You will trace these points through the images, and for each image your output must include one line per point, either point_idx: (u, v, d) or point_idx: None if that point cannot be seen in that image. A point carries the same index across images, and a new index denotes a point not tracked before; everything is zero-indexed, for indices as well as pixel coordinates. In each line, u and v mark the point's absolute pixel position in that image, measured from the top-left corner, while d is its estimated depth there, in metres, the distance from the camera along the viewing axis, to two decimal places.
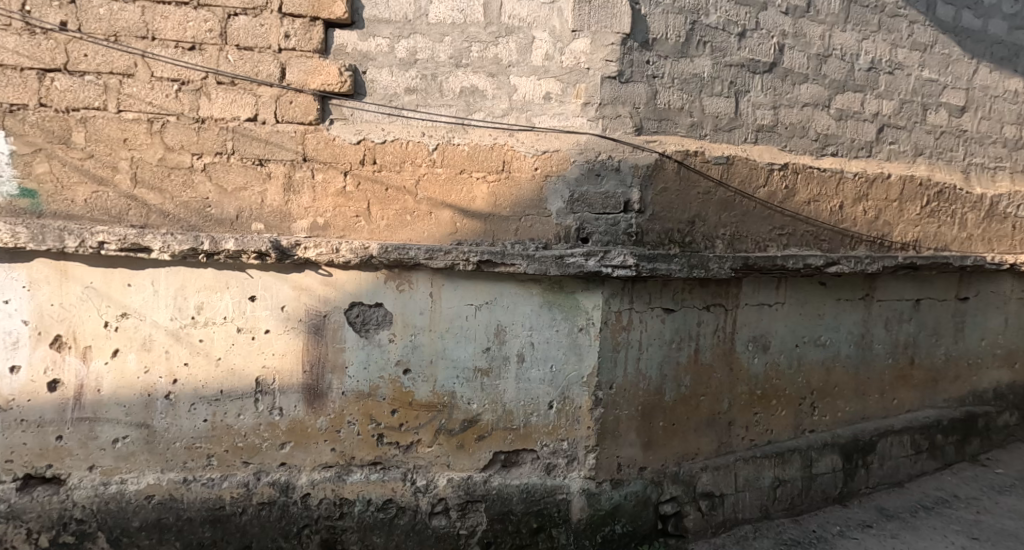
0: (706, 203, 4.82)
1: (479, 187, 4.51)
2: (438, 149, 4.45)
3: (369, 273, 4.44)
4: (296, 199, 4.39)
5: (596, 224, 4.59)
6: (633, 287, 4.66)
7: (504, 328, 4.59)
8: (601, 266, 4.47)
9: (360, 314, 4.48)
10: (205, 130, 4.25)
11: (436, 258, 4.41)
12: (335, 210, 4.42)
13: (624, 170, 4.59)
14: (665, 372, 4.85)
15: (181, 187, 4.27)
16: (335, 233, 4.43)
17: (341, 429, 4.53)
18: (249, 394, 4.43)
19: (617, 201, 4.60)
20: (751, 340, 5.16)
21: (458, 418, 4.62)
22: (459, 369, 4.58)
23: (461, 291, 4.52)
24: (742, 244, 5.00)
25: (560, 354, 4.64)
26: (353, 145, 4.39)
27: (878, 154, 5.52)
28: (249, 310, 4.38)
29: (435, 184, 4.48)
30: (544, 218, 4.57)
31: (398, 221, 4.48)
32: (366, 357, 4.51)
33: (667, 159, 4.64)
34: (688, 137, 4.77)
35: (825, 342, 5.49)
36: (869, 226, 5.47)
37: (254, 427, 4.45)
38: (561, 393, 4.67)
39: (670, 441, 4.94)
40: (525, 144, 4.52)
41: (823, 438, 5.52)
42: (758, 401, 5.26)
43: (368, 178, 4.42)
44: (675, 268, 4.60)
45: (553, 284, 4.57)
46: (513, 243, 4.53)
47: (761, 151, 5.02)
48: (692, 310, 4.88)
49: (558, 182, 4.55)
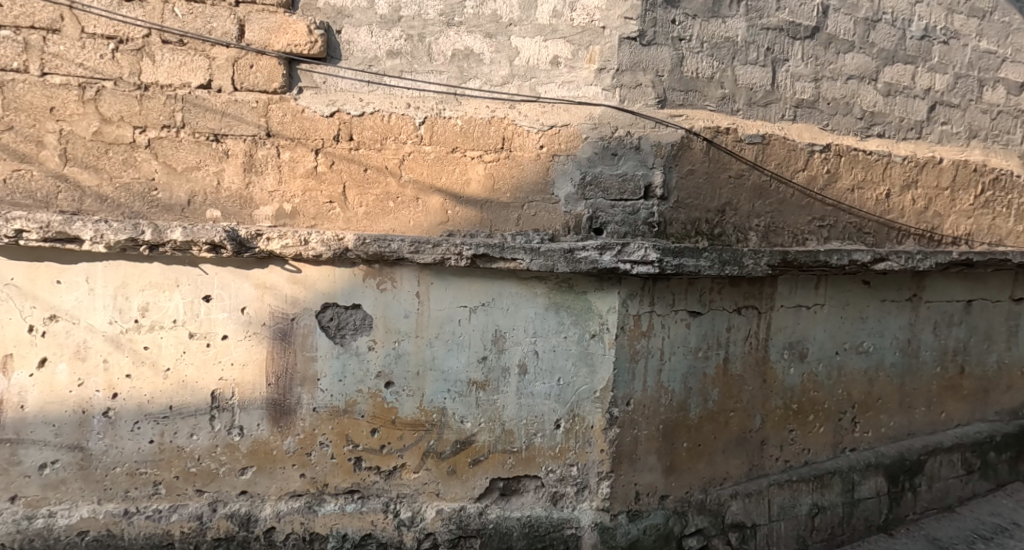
0: (737, 189, 4.16)
1: (474, 169, 3.84)
2: (426, 123, 3.78)
3: (345, 269, 3.78)
4: (258, 182, 3.72)
5: (611, 212, 3.93)
6: (654, 286, 4.00)
7: (504, 334, 3.92)
8: (617, 262, 3.80)
9: (334, 317, 3.82)
10: (149, 98, 3.58)
11: (422, 252, 3.75)
12: (305, 194, 3.76)
13: (644, 150, 3.92)
14: (690, 386, 4.18)
15: (121, 165, 3.60)
16: (305, 222, 3.77)
17: (312, 452, 3.87)
18: (203, 410, 3.77)
19: (637, 184, 3.93)
20: (786, 347, 4.50)
21: (449, 439, 3.96)
22: (450, 381, 3.92)
23: (453, 290, 3.86)
24: (779, 238, 4.33)
25: (569, 365, 3.98)
26: (326, 117, 3.72)
27: (929, 136, 4.83)
28: (204, 312, 3.72)
29: (423, 165, 3.81)
30: (551, 205, 3.90)
31: (379, 209, 3.81)
32: (341, 367, 3.85)
33: (694, 137, 3.98)
34: (718, 112, 4.10)
35: (869, 350, 4.82)
36: (919, 218, 4.80)
37: (209, 449, 3.79)
38: (569, 410, 4.00)
39: (695, 465, 4.27)
40: (528, 118, 3.85)
41: (865, 458, 4.86)
42: (794, 417, 4.61)
43: (343, 157, 3.76)
44: (704, 264, 3.92)
45: (561, 282, 3.91)
46: (514, 235, 3.87)
47: (800, 130, 4.35)
48: (721, 314, 4.22)
49: (567, 163, 3.88)
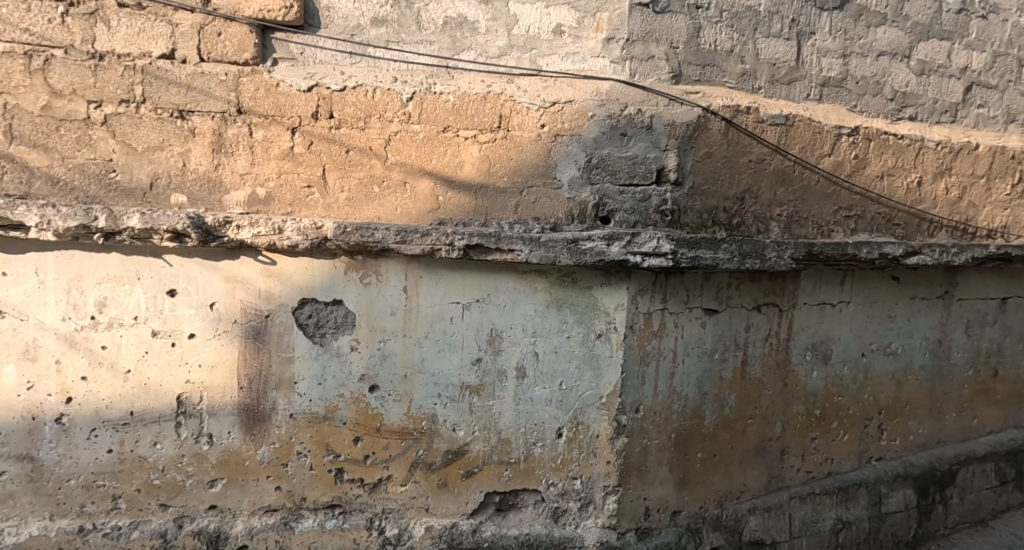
0: (758, 174, 3.79)
1: (468, 150, 3.47)
2: (415, 99, 3.41)
3: (325, 261, 3.43)
4: (229, 164, 3.35)
5: (620, 199, 3.55)
6: (666, 282, 3.62)
7: (500, 334, 3.56)
8: (627, 254, 3.42)
9: (313, 314, 3.47)
10: (104, 69, 3.21)
11: (409, 242, 3.38)
12: (280, 177, 3.39)
13: (657, 130, 3.55)
14: (704, 391, 3.81)
15: (74, 144, 3.23)
16: (281, 208, 3.40)
17: (289, 463, 3.52)
18: (168, 417, 3.41)
19: (648, 168, 3.55)
20: (808, 348, 4.13)
21: (440, 449, 3.59)
22: (441, 385, 3.56)
23: (444, 285, 3.50)
24: (802, 229, 3.95)
25: (572, 368, 3.61)
26: (303, 93, 3.35)
27: (963, 120, 4.42)
28: (168, 309, 3.36)
29: (411, 145, 3.44)
30: (553, 191, 3.53)
31: (363, 194, 3.44)
32: (321, 369, 3.49)
33: (712, 116, 3.60)
34: (737, 89, 3.72)
35: (897, 351, 4.44)
36: (953, 209, 4.38)
37: (174, 459, 3.44)
38: (572, 418, 3.64)
39: (710, 477, 3.90)
40: (528, 94, 3.48)
41: (893, 467, 4.48)
42: (816, 424, 4.24)
43: (322, 137, 3.39)
44: (723, 257, 3.53)
45: (564, 276, 3.54)
46: (512, 224, 3.50)
47: (826, 111, 3.97)
48: (739, 312, 3.85)
49: (572, 144, 3.51)
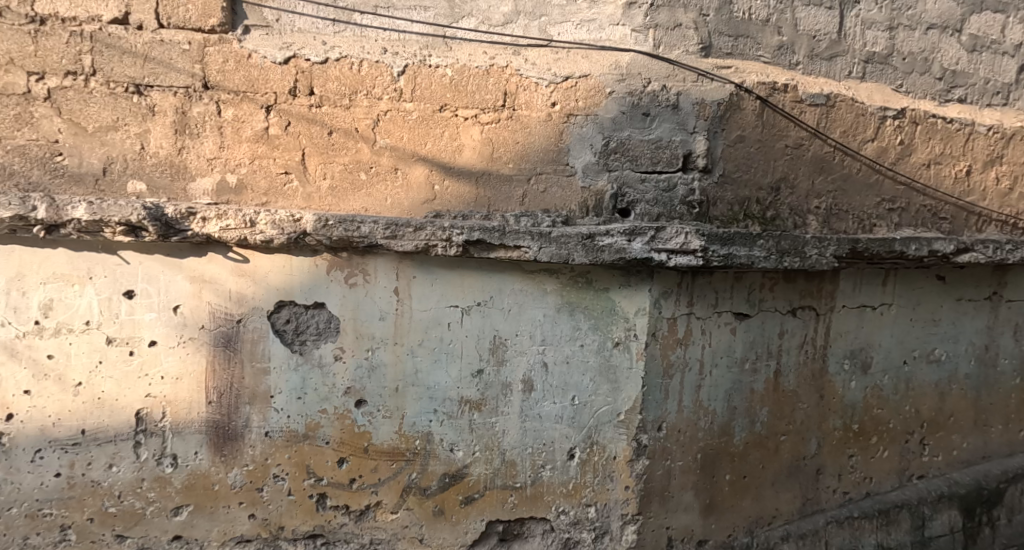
0: (794, 162, 3.36)
1: (469, 132, 3.04)
2: (407, 73, 2.98)
3: (304, 258, 3.01)
4: (194, 148, 2.91)
5: (641, 188, 3.12)
6: (693, 282, 3.20)
7: (504, 342, 3.14)
8: (650, 251, 3.00)
9: (291, 318, 3.05)
10: (46, 35, 2.79)
11: (400, 237, 2.95)
12: (254, 162, 2.96)
13: (684, 110, 3.12)
14: (733, 405, 3.40)
15: (12, 121, 2.81)
16: (255, 199, 2.98)
17: (264, 488, 3.10)
18: (125, 436, 2.99)
19: (673, 153, 3.12)
20: (846, 356, 3.70)
21: (436, 472, 3.18)
22: (437, 400, 3.15)
23: (440, 286, 3.09)
24: (842, 223, 3.52)
25: (586, 381, 3.19)
26: (279, 65, 2.91)
27: (1017, 102, 3.84)
28: (125, 312, 2.94)
29: (403, 126, 3.01)
30: (565, 179, 3.10)
31: (348, 182, 3.02)
32: (300, 381, 3.08)
33: (745, 94, 3.18)
34: (773, 64, 3.29)
35: (941, 358, 3.96)
36: (1003, 201, 3.83)
37: (132, 484, 3.01)
38: (586, 437, 3.21)
39: (739, 502, 3.50)
40: (537, 67, 3.05)
41: (936, 487, 4.00)
42: (854, 439, 3.81)
43: (301, 117, 2.96)
44: (759, 254, 3.10)
45: (577, 277, 3.12)
46: (517, 217, 3.06)
47: (870, 91, 3.52)
48: (773, 316, 3.43)
49: (587, 125, 3.08)
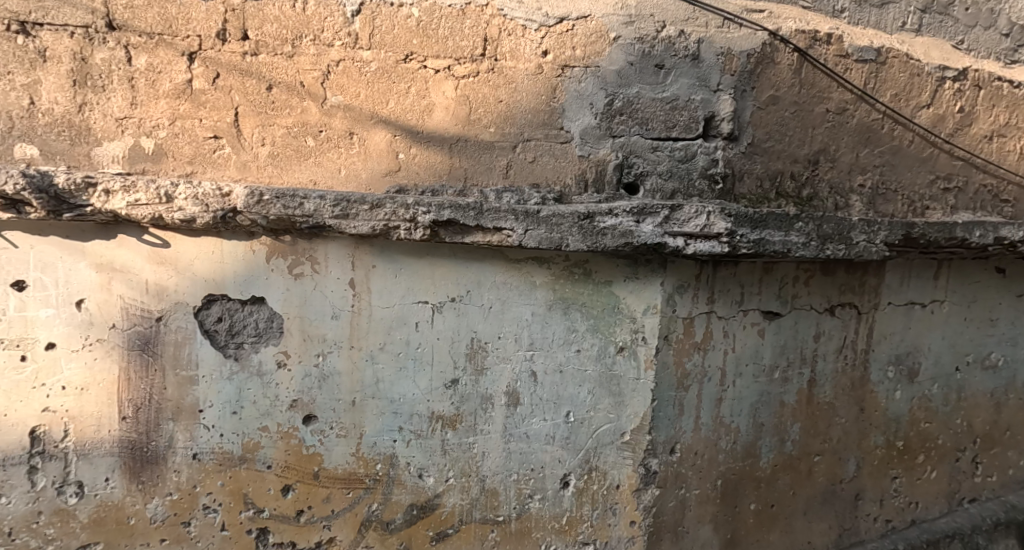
0: (836, 130, 2.78)
1: (441, 88, 2.48)
2: (364, 13, 2.41)
3: (238, 243, 2.46)
4: (99, 104, 2.35)
5: (652, 158, 2.56)
6: (714, 274, 2.64)
7: (484, 346, 2.58)
8: (662, 235, 2.43)
9: (223, 316, 2.50)
10: None
11: (354, 217, 2.40)
12: (174, 123, 2.40)
13: (707, 62, 2.55)
14: (760, 422, 2.84)
15: None
16: (178, 168, 2.42)
17: (191, 522, 2.54)
18: (17, 460, 2.44)
19: (692, 114, 2.56)
20: (890, 361, 3.09)
21: (402, 503, 2.63)
22: (403, 416, 2.59)
23: (406, 278, 2.53)
24: (890, 205, 2.89)
25: (584, 394, 2.63)
26: (202, 1, 2.35)
27: None
28: (15, 308, 2.39)
29: (359, 81, 2.45)
30: (558, 147, 2.53)
31: (292, 149, 2.45)
32: (235, 392, 2.53)
33: (781, 44, 2.62)
34: (814, 10, 2.72)
35: (999, 364, 3.27)
36: None
37: (27, 518, 2.46)
38: (583, 462, 2.66)
39: (766, 536, 2.94)
40: (525, 6, 2.47)
41: (992, 512, 3.33)
42: (898, 459, 3.19)
43: (232, 67, 2.40)
44: (796, 241, 2.52)
45: (573, 267, 2.57)
46: (501, 193, 2.50)
47: (926, 46, 2.89)
48: (808, 316, 2.86)
49: (587, 79, 2.51)
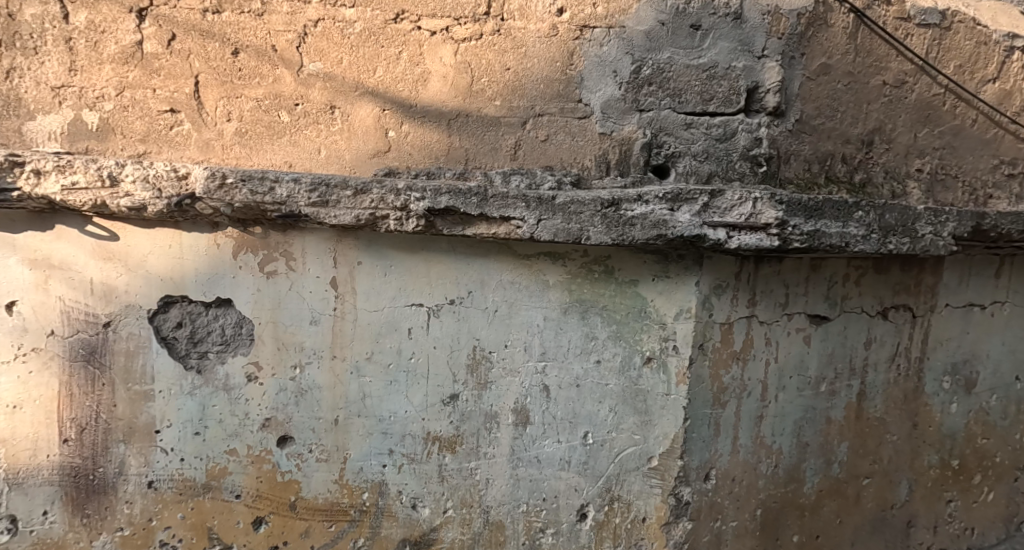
0: (893, 106, 2.34)
1: (438, 53, 2.11)
2: None
3: (200, 235, 2.09)
4: (31, 69, 2.01)
5: (685, 136, 2.19)
6: (755, 272, 2.27)
7: (487, 356, 2.22)
8: (700, 225, 2.06)
9: (183, 321, 2.13)
10: None
11: (333, 204, 2.03)
12: (122, 94, 2.04)
13: (750, 22, 2.18)
14: (805, 442, 2.45)
15: None
16: (127, 146, 2.06)
17: None
18: None
19: (732, 84, 2.18)
20: (946, 371, 2.60)
21: (392, 539, 2.26)
22: (393, 437, 2.22)
23: (397, 277, 2.16)
24: (949, 194, 2.41)
25: (604, 411, 2.26)
26: None
27: None
28: None
29: (340, 44, 2.08)
30: (575, 123, 2.16)
31: (263, 126, 2.09)
32: (197, 410, 2.16)
33: (836, 3, 2.25)
34: None
35: None
36: None
37: None
38: (603, 491, 2.29)
39: None
40: None
41: None
42: (953, 479, 2.66)
43: (190, 27, 2.03)
44: (855, 233, 2.15)
45: (592, 263, 2.20)
46: (510, 176, 2.13)
47: (993, 12, 2.42)
48: (858, 320, 2.47)
49: (609, 42, 2.14)
